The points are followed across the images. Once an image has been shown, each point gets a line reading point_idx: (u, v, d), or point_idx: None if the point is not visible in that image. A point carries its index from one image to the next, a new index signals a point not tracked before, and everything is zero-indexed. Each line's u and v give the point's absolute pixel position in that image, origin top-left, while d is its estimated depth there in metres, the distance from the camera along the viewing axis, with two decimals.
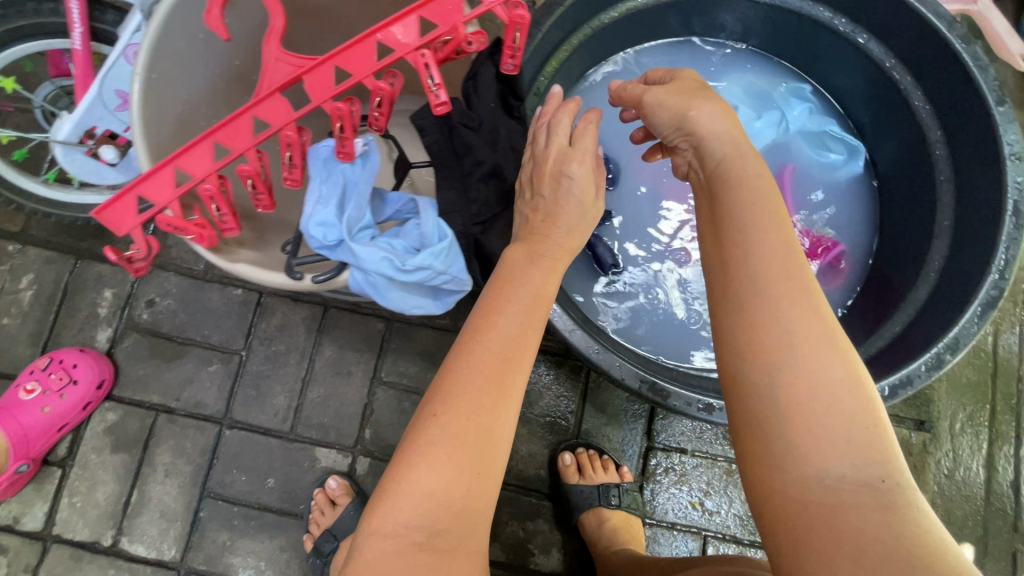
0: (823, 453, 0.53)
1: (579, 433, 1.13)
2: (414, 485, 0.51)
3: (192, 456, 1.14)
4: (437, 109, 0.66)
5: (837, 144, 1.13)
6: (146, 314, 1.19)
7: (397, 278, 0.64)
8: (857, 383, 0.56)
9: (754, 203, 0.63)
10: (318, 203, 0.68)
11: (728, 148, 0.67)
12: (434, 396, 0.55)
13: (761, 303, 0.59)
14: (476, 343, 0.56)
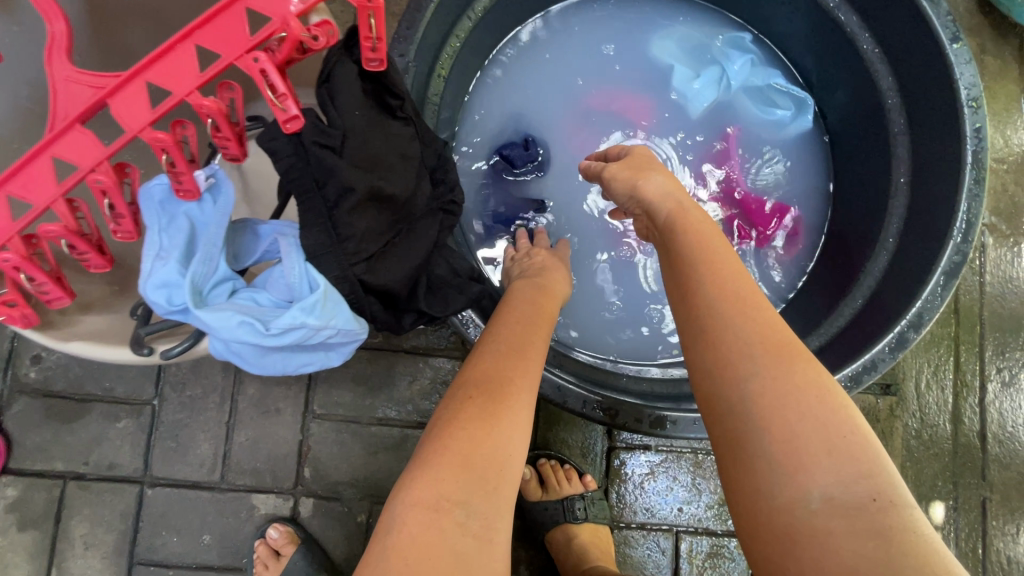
0: (807, 473, 0.51)
1: (537, 442, 1.06)
2: (446, 464, 0.53)
3: (114, 523, 1.03)
4: (286, 125, 0.51)
5: (784, 98, 1.01)
6: (33, 373, 1.04)
7: (265, 343, 0.53)
8: (829, 395, 0.54)
9: (702, 241, 0.64)
10: (157, 257, 0.55)
11: (671, 206, 0.68)
12: (461, 391, 0.60)
13: (721, 324, 0.58)
14: (499, 343, 0.64)
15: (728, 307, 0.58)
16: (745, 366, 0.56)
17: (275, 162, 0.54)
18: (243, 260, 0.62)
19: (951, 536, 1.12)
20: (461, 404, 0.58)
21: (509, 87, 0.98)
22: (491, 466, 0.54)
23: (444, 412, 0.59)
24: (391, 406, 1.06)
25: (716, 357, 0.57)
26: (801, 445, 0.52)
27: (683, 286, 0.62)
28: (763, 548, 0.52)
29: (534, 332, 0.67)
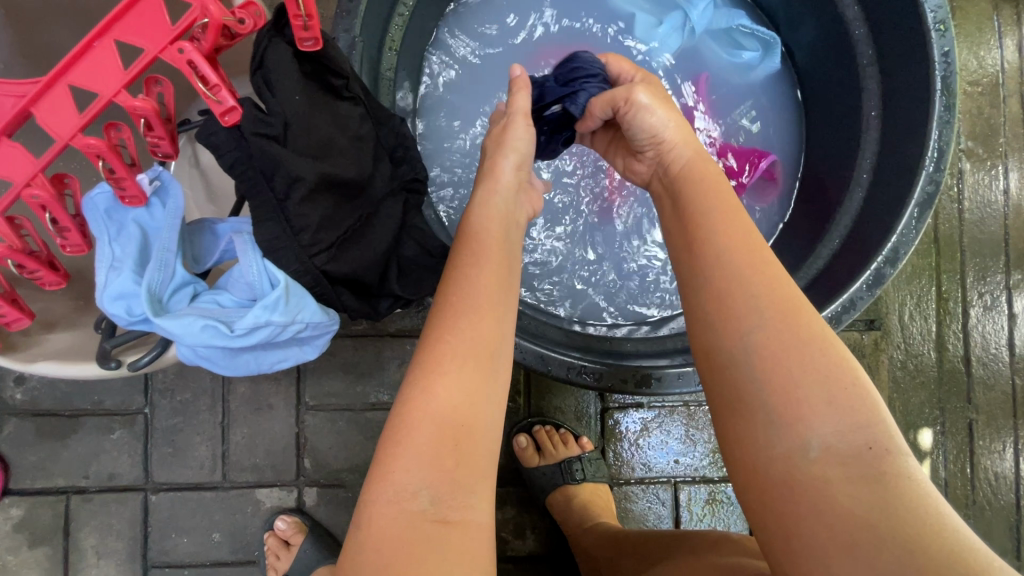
0: (806, 421, 0.51)
1: (531, 410, 1.07)
2: (414, 459, 0.50)
3: (123, 531, 1.04)
4: (225, 117, 0.49)
5: (751, 39, 0.97)
6: (19, 394, 1.03)
7: (237, 343, 0.52)
8: (831, 346, 0.54)
9: (712, 196, 0.62)
10: (109, 268, 0.53)
11: (691, 154, 0.66)
12: (421, 362, 0.53)
13: (727, 276, 0.57)
14: (457, 298, 0.56)
15: (734, 262, 0.57)
16: (750, 318, 0.55)
17: (218, 157, 0.52)
18: (202, 261, 0.60)
19: (940, 459, 1.15)
20: (423, 382, 0.52)
21: (463, 54, 0.94)
22: (461, 446, 0.50)
23: (405, 388, 0.53)
24: (383, 390, 1.06)
25: (721, 312, 0.56)
26: (801, 395, 0.51)
27: (692, 237, 0.61)
28: (759, 493, 0.53)
29: (494, 277, 0.58)
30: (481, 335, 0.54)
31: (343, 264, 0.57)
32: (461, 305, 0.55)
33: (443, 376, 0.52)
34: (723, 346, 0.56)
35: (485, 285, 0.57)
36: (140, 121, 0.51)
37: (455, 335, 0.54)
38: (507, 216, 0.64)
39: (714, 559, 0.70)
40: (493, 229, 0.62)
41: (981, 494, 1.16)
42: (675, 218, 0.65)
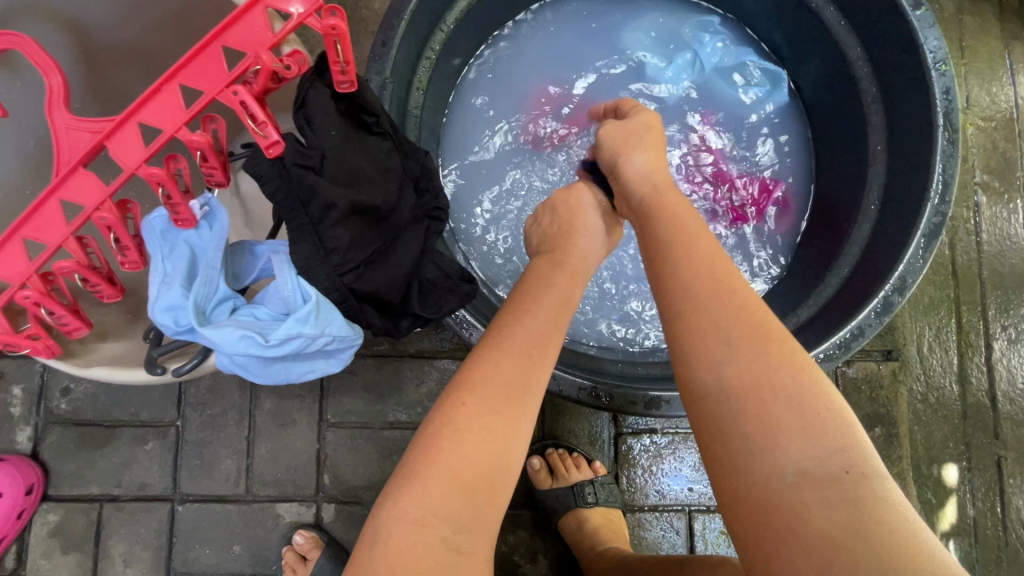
0: (782, 447, 0.52)
1: (545, 433, 1.08)
2: (447, 473, 0.55)
3: (149, 540, 1.08)
4: (269, 150, 0.54)
5: (759, 74, 1.04)
6: (64, 404, 1.11)
7: (267, 355, 0.56)
8: (800, 371, 0.56)
9: (675, 226, 0.66)
10: (162, 283, 0.59)
11: (648, 187, 0.71)
12: (465, 387, 0.59)
13: (697, 308, 0.59)
14: (511, 345, 0.62)
15: (703, 290, 0.60)
16: (722, 349, 0.57)
17: (261, 185, 0.58)
18: (242, 281, 0.66)
19: (967, 497, 1.11)
20: (460, 414, 0.58)
21: (484, 93, 1.02)
22: (483, 476, 0.56)
23: (437, 416, 0.59)
24: (401, 409, 1.10)
25: (692, 341, 0.58)
26: (775, 424, 0.53)
27: (658, 266, 0.64)
28: (739, 519, 0.53)
29: (553, 335, 0.65)
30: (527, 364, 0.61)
31: (369, 281, 0.63)
32: (511, 353, 0.62)
33: (481, 413, 0.58)
34: (698, 374, 0.57)
35: (547, 340, 0.64)
36: (196, 154, 0.58)
37: (503, 361, 0.61)
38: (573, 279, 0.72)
39: None
40: (565, 291, 0.69)
41: (1015, 537, 1.11)
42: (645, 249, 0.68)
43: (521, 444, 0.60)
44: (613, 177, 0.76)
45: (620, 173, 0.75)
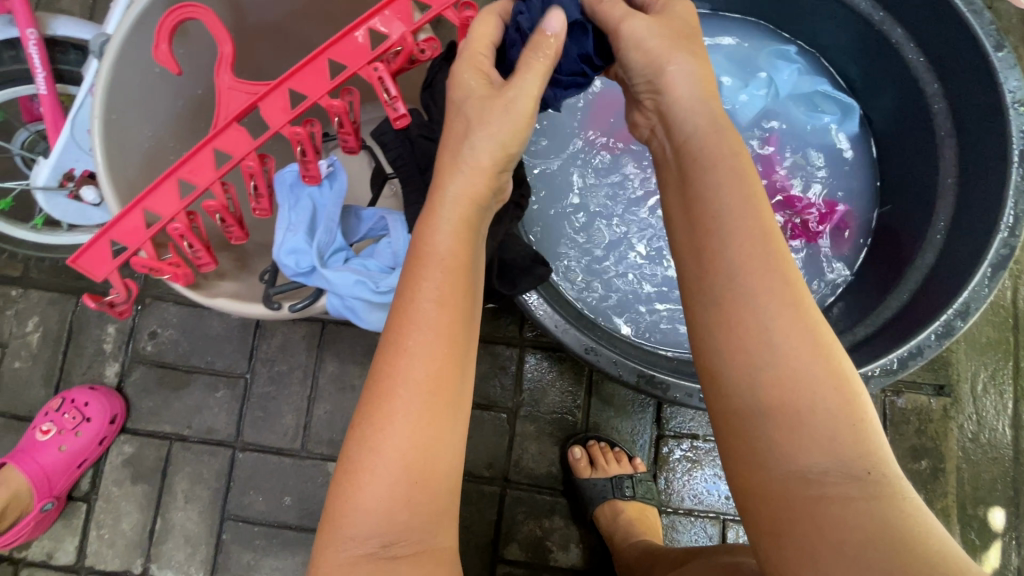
0: (806, 444, 0.50)
1: (588, 426, 1.12)
2: (366, 499, 0.51)
3: (210, 481, 1.17)
4: (398, 123, 0.62)
5: (830, 104, 1.08)
6: (150, 346, 1.21)
7: (374, 300, 0.64)
8: (836, 360, 0.52)
9: (729, 182, 0.57)
10: (288, 230, 0.67)
11: (702, 119, 0.60)
12: (366, 405, 0.53)
13: (739, 299, 0.54)
14: (411, 341, 0.53)
15: (747, 279, 0.54)
16: (764, 348, 0.52)
17: (385, 151, 0.67)
18: (350, 239, 0.74)
19: (1013, 544, 1.09)
20: (378, 431, 0.52)
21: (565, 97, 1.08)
22: (426, 482, 0.52)
23: (355, 436, 0.53)
24: None
25: (727, 333, 0.54)
26: (805, 427, 0.50)
27: (700, 238, 0.57)
28: (753, 518, 0.52)
29: (451, 316, 0.53)
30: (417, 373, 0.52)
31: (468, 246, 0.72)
32: (416, 348, 0.53)
33: (400, 421, 0.51)
34: (729, 372, 0.54)
35: (439, 327, 0.53)
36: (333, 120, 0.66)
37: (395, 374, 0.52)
38: (469, 241, 0.56)
39: (721, 557, 0.72)
40: (447, 261, 0.55)
41: None
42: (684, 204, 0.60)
43: (441, 459, 0.53)
44: (650, 91, 0.64)
45: (664, 89, 0.62)
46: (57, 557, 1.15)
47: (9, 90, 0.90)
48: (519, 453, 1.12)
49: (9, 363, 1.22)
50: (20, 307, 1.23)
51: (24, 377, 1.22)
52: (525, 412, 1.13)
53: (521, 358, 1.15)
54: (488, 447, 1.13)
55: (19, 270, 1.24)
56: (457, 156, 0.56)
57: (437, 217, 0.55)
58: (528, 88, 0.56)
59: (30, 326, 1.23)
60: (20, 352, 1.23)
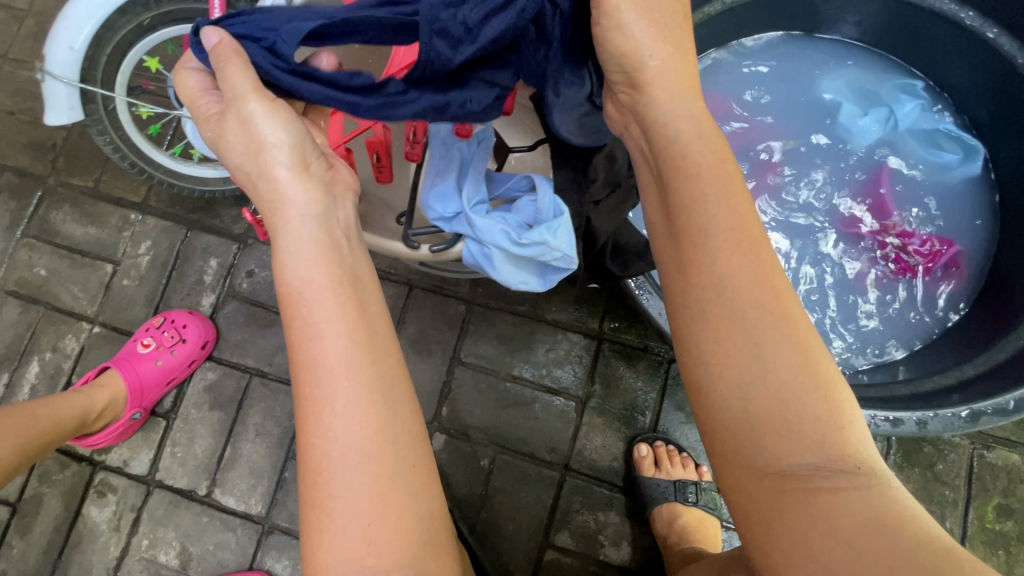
0: (793, 448, 0.52)
1: (656, 427, 1.13)
2: (338, 516, 0.52)
3: (281, 420, 1.22)
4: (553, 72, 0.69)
5: (952, 143, 1.07)
6: (246, 283, 1.28)
7: (511, 249, 0.68)
8: (817, 361, 0.54)
9: (717, 194, 0.57)
10: (440, 178, 0.73)
11: (682, 126, 0.60)
12: (304, 438, 0.54)
13: (725, 318, 0.55)
14: (312, 385, 0.53)
15: (736, 296, 0.55)
16: (754, 367, 0.53)
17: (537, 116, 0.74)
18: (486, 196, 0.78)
19: None
20: (320, 483, 0.53)
21: None
22: (388, 519, 0.52)
23: (306, 496, 0.54)
24: (527, 366, 1.17)
25: (718, 348, 0.55)
26: (794, 433, 0.52)
27: (687, 252, 0.57)
28: (750, 520, 0.53)
29: (344, 342, 0.54)
30: (344, 397, 0.53)
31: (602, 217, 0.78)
32: (319, 389, 0.53)
33: (338, 465, 0.52)
34: (716, 394, 0.55)
35: (335, 360, 0.53)
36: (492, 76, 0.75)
37: (321, 406, 0.53)
38: (337, 261, 0.57)
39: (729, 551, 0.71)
40: (332, 288, 0.55)
41: None
42: (667, 210, 0.60)
43: (399, 464, 0.54)
44: (627, 85, 0.64)
45: (643, 85, 0.63)
46: (132, 466, 1.22)
47: (182, 27, 0.98)
48: (583, 443, 1.13)
49: (118, 279, 1.32)
50: (137, 230, 1.33)
51: (130, 295, 1.31)
52: (596, 403, 1.14)
53: (597, 350, 1.16)
54: (552, 432, 1.14)
55: (142, 196, 1.34)
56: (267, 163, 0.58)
57: (292, 252, 0.57)
58: (245, 84, 0.57)
59: (142, 249, 1.32)
60: (130, 271, 1.32)
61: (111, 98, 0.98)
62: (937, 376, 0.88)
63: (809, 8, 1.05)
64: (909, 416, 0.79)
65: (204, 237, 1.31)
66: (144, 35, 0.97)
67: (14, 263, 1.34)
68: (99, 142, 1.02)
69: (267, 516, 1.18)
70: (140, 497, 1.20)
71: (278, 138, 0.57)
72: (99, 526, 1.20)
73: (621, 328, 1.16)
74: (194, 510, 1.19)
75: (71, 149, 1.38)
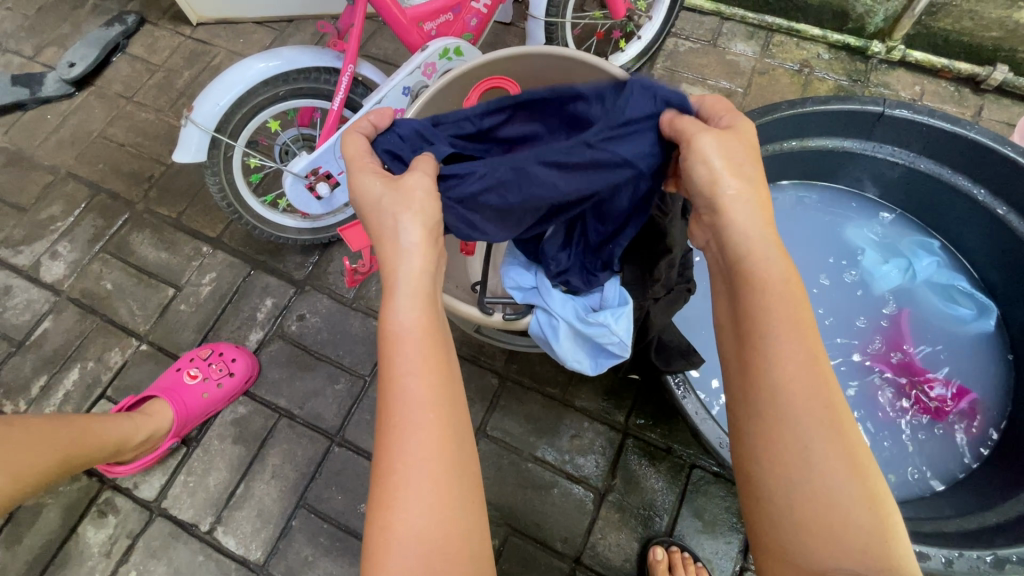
0: (836, 551, 0.56)
1: (671, 531, 1.12)
2: (405, 551, 0.57)
3: (299, 465, 1.22)
4: None
5: (967, 300, 1.17)
6: (295, 326, 1.35)
7: (577, 324, 0.82)
8: (863, 467, 0.58)
9: (790, 310, 0.62)
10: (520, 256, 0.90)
11: (750, 246, 0.64)
12: (382, 470, 0.60)
13: (779, 419, 0.60)
14: (399, 417, 0.60)
15: (792, 399, 0.59)
16: (801, 468, 0.58)
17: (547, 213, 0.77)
18: None
19: None
20: (391, 510, 0.58)
21: None
22: (449, 551, 0.57)
23: (374, 522, 0.59)
24: (550, 449, 1.19)
25: (767, 445, 0.60)
26: (834, 539, 0.56)
27: (750, 356, 0.63)
28: None
29: (434, 384, 0.61)
30: (422, 433, 0.59)
31: (659, 312, 0.88)
32: (409, 421, 0.60)
33: (411, 494, 0.58)
34: (764, 484, 0.61)
35: (422, 399, 0.60)
36: None
37: (403, 441, 0.59)
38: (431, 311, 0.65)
39: None
40: (418, 332, 0.63)
41: None
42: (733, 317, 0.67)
43: (461, 503, 0.60)
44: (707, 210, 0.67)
45: (721, 210, 0.65)
46: (140, 489, 1.21)
47: (307, 100, 1.16)
48: (597, 538, 1.12)
49: (176, 304, 1.40)
50: (205, 262, 1.44)
51: (183, 319, 1.38)
52: (614, 497, 1.14)
53: (621, 444, 1.18)
54: (567, 521, 1.13)
55: (218, 232, 1.47)
56: (399, 233, 0.65)
57: (397, 297, 0.64)
58: (422, 170, 0.69)
59: (205, 279, 1.42)
60: (188, 298, 1.40)
61: (231, 146, 1.13)
62: (961, 518, 0.91)
63: (838, 165, 1.21)
64: (935, 552, 0.81)
65: (265, 278, 1.40)
66: (276, 102, 1.14)
67: (84, 274, 1.44)
68: (209, 180, 1.15)
69: (264, 565, 1.15)
70: (140, 523, 1.18)
71: (420, 214, 0.66)
72: (90, 548, 1.17)
73: (646, 426, 1.19)
74: (192, 547, 1.16)
75: (165, 183, 1.54)
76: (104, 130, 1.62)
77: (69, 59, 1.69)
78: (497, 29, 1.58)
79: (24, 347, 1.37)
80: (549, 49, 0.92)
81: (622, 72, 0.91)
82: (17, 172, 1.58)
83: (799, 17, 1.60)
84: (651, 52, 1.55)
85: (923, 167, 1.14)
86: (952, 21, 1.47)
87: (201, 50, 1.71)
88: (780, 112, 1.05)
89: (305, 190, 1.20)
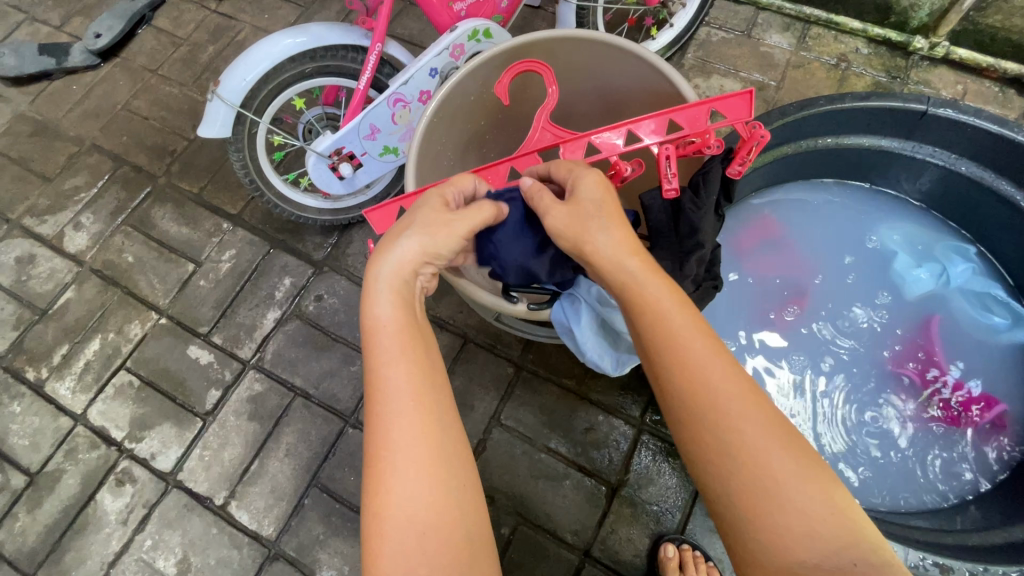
0: (791, 546, 0.51)
1: (681, 528, 1.11)
2: (398, 536, 0.56)
3: (313, 445, 1.23)
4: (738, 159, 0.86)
5: (1002, 309, 1.14)
6: (312, 306, 1.35)
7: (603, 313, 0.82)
8: (801, 450, 0.55)
9: (677, 323, 0.60)
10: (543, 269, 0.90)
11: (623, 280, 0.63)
12: (370, 458, 0.59)
13: (705, 412, 0.56)
14: (380, 402, 0.60)
15: (718, 391, 0.56)
16: (735, 459, 0.54)
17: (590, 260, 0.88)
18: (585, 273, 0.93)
19: None
20: (381, 497, 0.57)
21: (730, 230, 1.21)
22: (444, 535, 0.56)
23: (368, 513, 0.58)
24: (563, 442, 1.18)
25: (695, 447, 0.57)
26: (783, 530, 0.52)
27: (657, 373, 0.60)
28: None
29: (414, 367, 0.62)
30: (405, 414, 0.59)
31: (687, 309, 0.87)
32: (392, 401, 0.59)
33: (401, 480, 0.57)
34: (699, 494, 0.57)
35: (400, 381, 0.60)
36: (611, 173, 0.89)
37: (382, 426, 0.59)
38: (407, 304, 0.65)
39: None
40: (394, 327, 0.63)
41: None
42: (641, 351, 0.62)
43: (451, 485, 0.59)
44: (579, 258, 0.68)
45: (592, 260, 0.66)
46: (157, 460, 1.23)
47: (332, 78, 1.15)
48: (607, 532, 1.11)
49: (195, 279, 1.40)
50: (225, 239, 1.44)
51: (202, 295, 1.38)
52: (626, 492, 1.13)
53: (635, 440, 1.17)
54: (578, 513, 1.13)
55: (239, 210, 1.47)
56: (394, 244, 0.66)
57: (378, 292, 0.64)
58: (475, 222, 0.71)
59: (225, 256, 1.42)
60: (208, 274, 1.40)
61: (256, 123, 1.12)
62: (986, 533, 0.89)
63: (873, 165, 1.17)
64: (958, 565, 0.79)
65: (284, 257, 1.40)
66: (301, 80, 1.12)
67: (107, 246, 1.45)
68: (232, 156, 1.15)
69: (276, 541, 1.16)
70: (156, 493, 1.20)
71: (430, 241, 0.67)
72: (108, 516, 1.19)
73: (662, 422, 1.18)
74: (207, 519, 1.18)
75: (187, 158, 1.54)
76: (129, 103, 1.62)
77: (95, 31, 1.68)
78: (526, 12, 1.54)
79: (47, 316, 1.38)
80: (581, 33, 0.90)
81: (657, 57, 0.88)
82: (42, 141, 1.59)
83: (840, 8, 1.54)
84: (683, 41, 1.51)
85: (964, 169, 1.09)
86: (1003, 17, 1.39)
87: (225, 24, 1.70)
88: (818, 108, 1.02)
89: (328, 169, 1.18)
